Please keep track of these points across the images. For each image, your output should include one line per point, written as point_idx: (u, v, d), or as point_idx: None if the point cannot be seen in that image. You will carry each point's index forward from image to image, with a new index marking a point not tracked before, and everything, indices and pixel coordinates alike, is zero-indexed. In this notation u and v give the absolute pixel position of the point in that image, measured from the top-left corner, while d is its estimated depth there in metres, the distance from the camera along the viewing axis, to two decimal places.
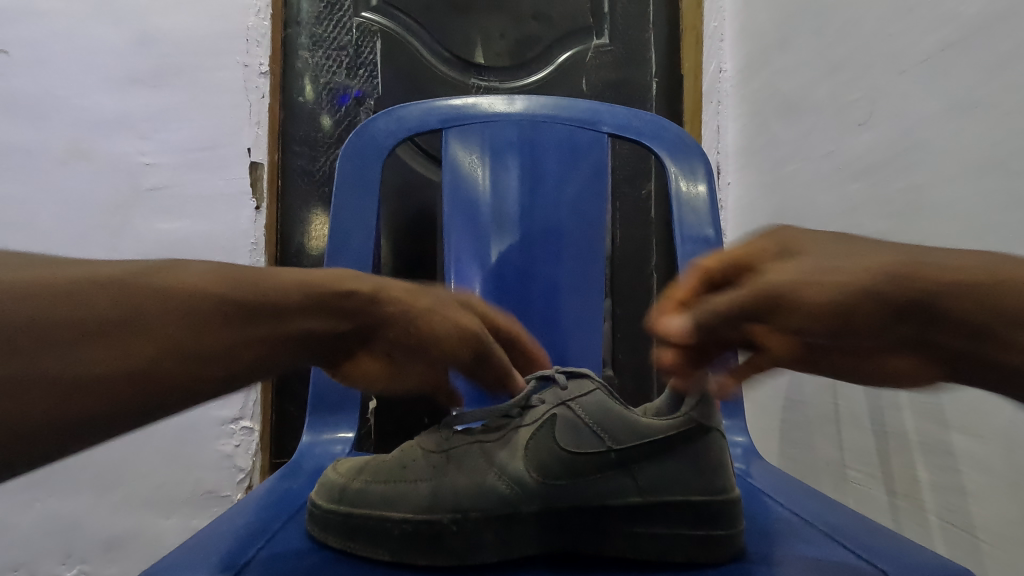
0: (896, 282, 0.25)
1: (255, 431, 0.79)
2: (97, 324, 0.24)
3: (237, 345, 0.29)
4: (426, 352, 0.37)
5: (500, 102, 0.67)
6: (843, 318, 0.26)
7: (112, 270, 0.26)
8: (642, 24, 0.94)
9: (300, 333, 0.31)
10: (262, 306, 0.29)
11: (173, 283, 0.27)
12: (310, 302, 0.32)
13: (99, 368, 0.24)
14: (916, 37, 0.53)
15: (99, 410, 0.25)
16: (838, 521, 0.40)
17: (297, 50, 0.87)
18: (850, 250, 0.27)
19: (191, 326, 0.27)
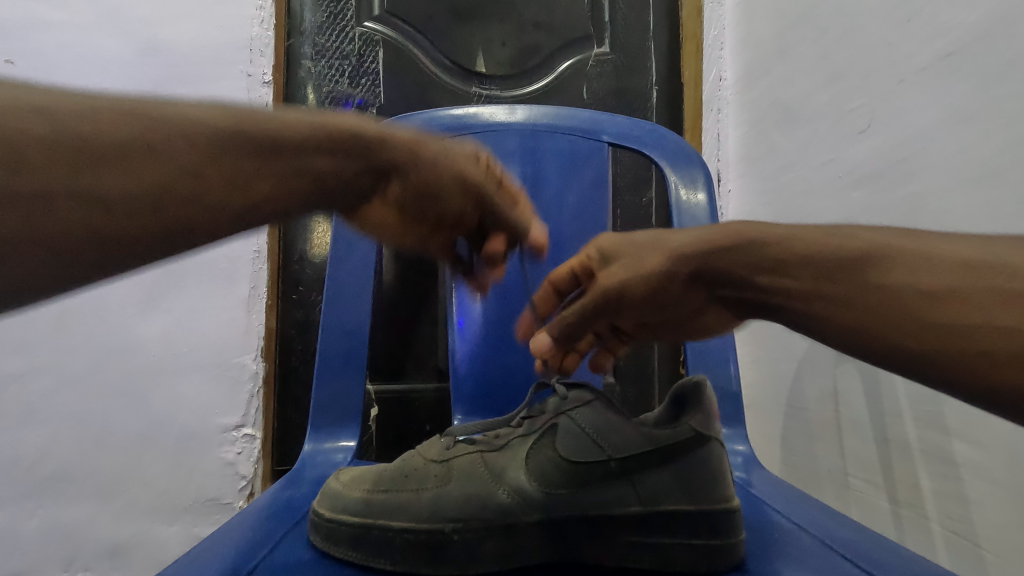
0: (688, 260, 0.34)
1: (258, 437, 0.80)
2: (95, 147, 0.22)
3: (249, 179, 0.27)
4: (438, 200, 0.41)
5: (501, 111, 0.68)
6: (656, 299, 0.37)
7: (102, 99, 0.24)
8: (642, 33, 0.95)
9: (311, 174, 0.30)
10: (272, 141, 0.28)
11: (165, 112, 0.25)
12: (320, 145, 0.31)
13: (114, 192, 0.23)
14: (914, 47, 0.53)
15: (115, 237, 0.23)
16: (837, 531, 0.41)
17: (300, 59, 0.88)
18: (657, 245, 0.36)
19: (199, 154, 0.25)
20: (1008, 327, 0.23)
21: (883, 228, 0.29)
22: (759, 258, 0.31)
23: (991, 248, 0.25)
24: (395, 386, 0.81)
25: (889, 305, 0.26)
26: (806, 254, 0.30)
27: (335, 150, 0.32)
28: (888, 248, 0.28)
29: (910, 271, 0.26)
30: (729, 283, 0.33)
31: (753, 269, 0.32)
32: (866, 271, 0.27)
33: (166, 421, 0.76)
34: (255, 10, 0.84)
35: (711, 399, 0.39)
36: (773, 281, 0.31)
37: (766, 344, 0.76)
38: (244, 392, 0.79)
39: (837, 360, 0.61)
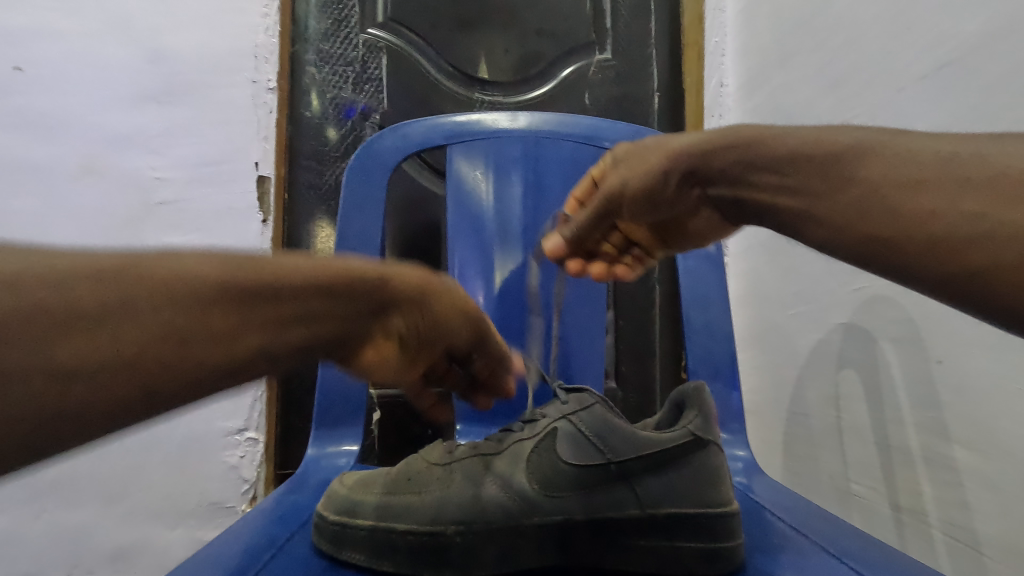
0: (680, 162, 0.40)
1: (261, 441, 0.80)
2: (19, 328, 0.16)
3: (212, 344, 0.20)
4: (437, 343, 0.32)
5: (504, 118, 0.68)
6: (651, 190, 0.42)
7: (39, 255, 0.18)
8: (643, 40, 0.96)
9: (288, 321, 0.22)
10: (245, 290, 0.21)
11: (144, 268, 0.19)
12: (320, 289, 0.24)
13: (28, 382, 0.16)
14: (914, 56, 0.54)
15: (56, 438, 0.17)
16: (838, 537, 0.41)
17: (304, 66, 0.89)
18: (655, 148, 0.42)
19: (168, 319, 0.19)
20: (978, 216, 0.23)
21: (869, 127, 0.29)
22: (760, 158, 0.33)
23: (966, 145, 0.25)
24: (398, 391, 0.81)
25: (867, 204, 0.27)
26: (797, 154, 0.31)
27: (350, 298, 0.25)
28: (871, 145, 0.28)
29: (890, 168, 0.27)
30: (724, 178, 0.37)
31: (754, 169, 0.34)
32: (847, 167, 0.28)
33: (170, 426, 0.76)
34: (261, 18, 0.86)
35: (710, 404, 0.40)
36: (769, 180, 0.33)
37: (767, 350, 0.76)
38: (248, 396, 0.80)
39: (838, 366, 0.61)
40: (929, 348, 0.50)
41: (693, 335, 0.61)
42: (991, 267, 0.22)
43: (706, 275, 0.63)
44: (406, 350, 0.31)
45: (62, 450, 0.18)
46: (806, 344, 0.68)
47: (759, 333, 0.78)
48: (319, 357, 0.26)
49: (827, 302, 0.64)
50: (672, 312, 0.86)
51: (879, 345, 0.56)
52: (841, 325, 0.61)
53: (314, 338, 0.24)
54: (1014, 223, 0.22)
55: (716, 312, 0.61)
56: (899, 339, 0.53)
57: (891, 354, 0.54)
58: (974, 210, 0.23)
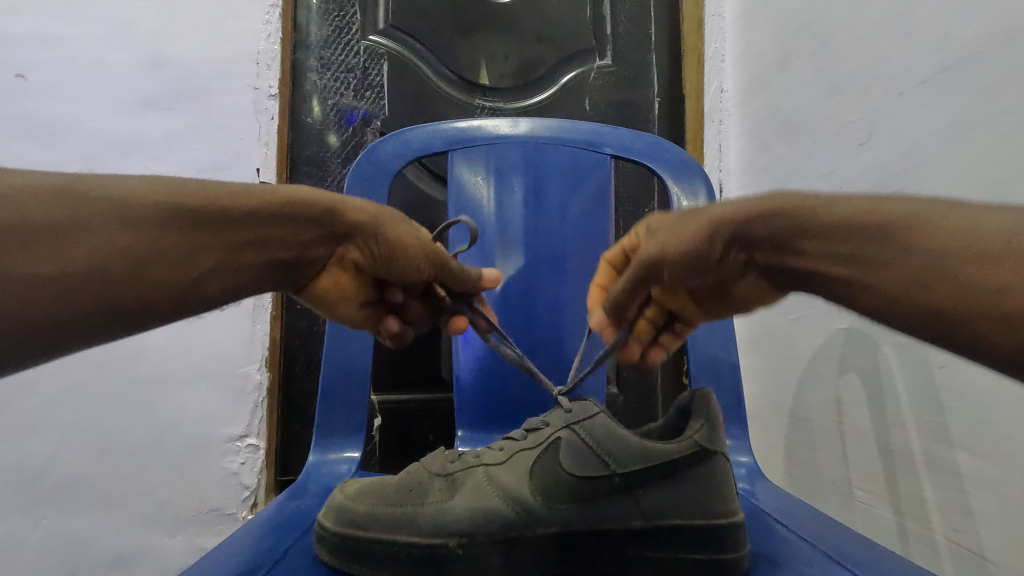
0: (721, 229, 0.39)
1: (261, 448, 0.81)
2: (33, 233, 0.26)
3: (185, 256, 0.33)
4: (392, 269, 0.46)
5: (505, 124, 0.69)
6: (698, 257, 0.40)
7: (32, 179, 0.27)
8: (643, 47, 0.97)
9: (243, 241, 0.37)
10: (219, 216, 0.35)
11: (105, 190, 0.30)
12: (263, 214, 0.38)
13: (51, 273, 0.26)
14: (912, 61, 0.54)
15: (71, 319, 0.28)
16: (843, 545, 0.40)
17: (306, 73, 0.90)
18: (691, 218, 0.40)
19: (127, 234, 0.30)
20: (1013, 287, 0.23)
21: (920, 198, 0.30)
22: (802, 225, 0.35)
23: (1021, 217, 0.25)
24: (398, 397, 0.81)
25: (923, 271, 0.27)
26: (839, 224, 0.33)
27: (289, 218, 0.40)
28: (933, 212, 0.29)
29: (935, 239, 0.27)
30: (771, 243, 0.37)
31: (797, 236, 0.36)
32: (903, 239, 0.29)
33: (171, 431, 0.76)
34: (263, 25, 0.86)
35: (715, 414, 0.39)
36: (815, 247, 0.35)
37: (768, 355, 0.76)
38: (248, 402, 0.80)
39: (840, 371, 0.61)
40: (931, 355, 0.50)
41: (695, 341, 0.61)
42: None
43: None
44: (361, 274, 0.48)
45: (82, 330, 0.29)
46: (808, 349, 0.67)
47: (760, 338, 0.79)
48: (264, 272, 0.40)
49: (828, 307, 0.64)
50: None
51: (881, 351, 0.55)
52: (843, 330, 0.61)
53: (263, 255, 0.39)
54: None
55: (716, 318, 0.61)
56: (901, 344, 0.53)
57: (892, 358, 0.54)
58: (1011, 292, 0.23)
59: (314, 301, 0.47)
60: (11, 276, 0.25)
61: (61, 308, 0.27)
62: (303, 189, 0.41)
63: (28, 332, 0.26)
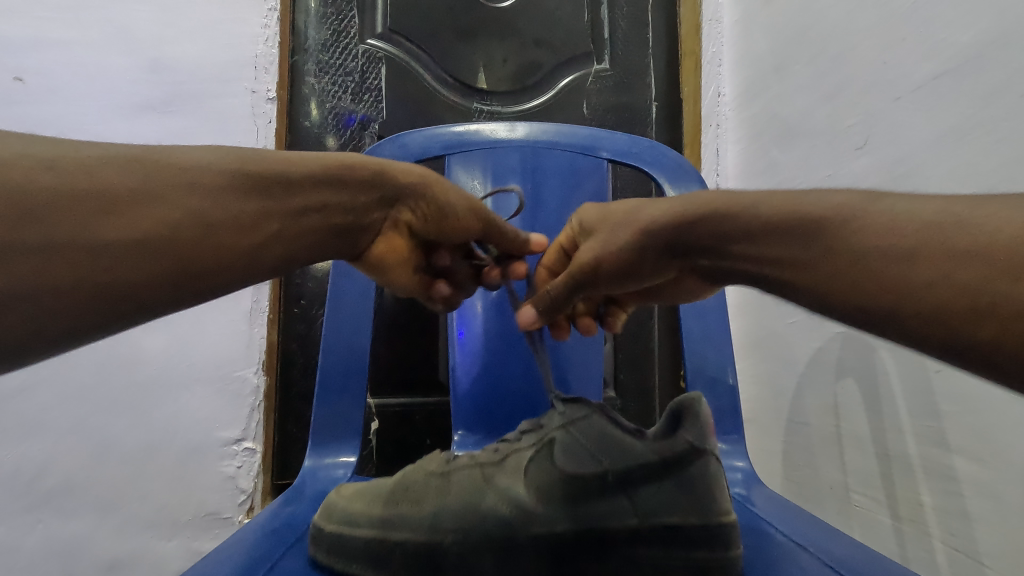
0: (653, 230, 0.40)
1: (258, 452, 0.81)
2: (112, 203, 0.28)
3: (250, 220, 0.34)
4: (440, 231, 0.48)
5: (502, 128, 0.69)
6: (630, 262, 0.43)
7: (106, 152, 0.29)
8: (641, 52, 0.97)
9: (300, 209, 0.38)
10: (278, 182, 0.36)
11: (173, 159, 0.31)
12: (316, 181, 0.39)
13: (128, 239, 0.28)
14: (909, 66, 0.54)
15: (148, 282, 0.29)
16: (841, 552, 0.40)
17: (304, 77, 0.90)
18: (629, 225, 0.42)
19: (197, 199, 0.31)
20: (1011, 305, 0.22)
21: (846, 190, 0.31)
22: (729, 229, 0.36)
23: (950, 208, 0.26)
24: (396, 400, 0.81)
25: (856, 267, 0.28)
26: (766, 224, 0.34)
27: (339, 184, 0.41)
28: (856, 205, 0.30)
29: (865, 235, 0.28)
30: (700, 250, 0.39)
31: (725, 239, 0.36)
32: (835, 236, 0.30)
33: (167, 434, 0.76)
34: (261, 29, 0.87)
35: (706, 413, 0.40)
36: (747, 251, 0.35)
37: (765, 359, 0.76)
38: (246, 406, 0.81)
39: (837, 375, 0.61)
40: (927, 358, 0.50)
41: (692, 345, 0.61)
42: (976, 332, 0.23)
43: None
44: (413, 238, 0.49)
45: (163, 293, 0.30)
46: (805, 353, 0.68)
47: (757, 342, 0.79)
48: (321, 239, 0.40)
49: (825, 311, 0.64)
50: (670, 320, 0.86)
51: (878, 354, 0.55)
52: (839, 333, 0.61)
53: (320, 222, 0.40)
54: (996, 294, 0.22)
55: (713, 322, 0.61)
56: (898, 348, 0.53)
57: (889, 362, 0.54)
58: (952, 285, 0.24)
59: (370, 268, 0.48)
60: (89, 241, 0.27)
61: (141, 270, 0.29)
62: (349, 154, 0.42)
63: (110, 293, 0.28)
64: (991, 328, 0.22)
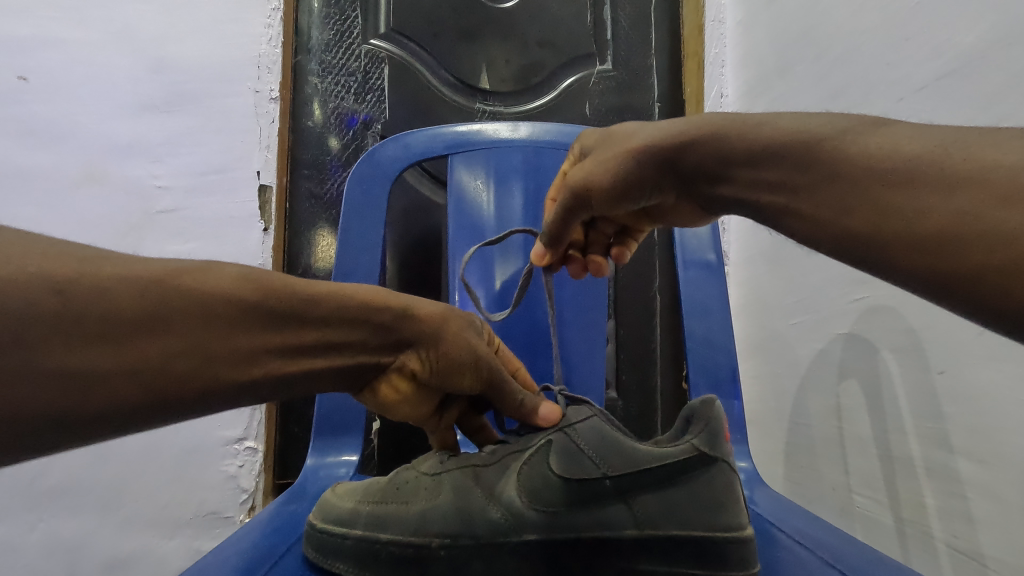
0: (650, 153, 0.41)
1: (259, 450, 0.81)
2: (110, 327, 0.27)
3: (246, 355, 0.32)
4: (448, 387, 0.43)
5: (505, 128, 0.69)
6: (625, 185, 0.44)
7: (136, 266, 0.28)
8: (644, 52, 0.97)
9: (308, 342, 0.35)
10: (291, 314, 0.34)
11: (197, 287, 0.30)
12: (340, 314, 0.37)
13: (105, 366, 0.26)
14: (913, 66, 0.54)
15: (112, 412, 0.27)
16: (843, 551, 0.40)
17: (307, 76, 0.90)
18: (621, 146, 0.44)
19: (193, 336, 0.29)
20: (1014, 238, 0.21)
21: (858, 115, 0.31)
22: (730, 151, 0.37)
23: (955, 139, 0.26)
24: None
25: (852, 197, 0.28)
26: (769, 143, 0.34)
27: (365, 324, 0.38)
28: (863, 131, 0.29)
29: (867, 159, 0.28)
30: (699, 174, 0.40)
31: (720, 162, 0.37)
32: (835, 160, 0.30)
33: (169, 434, 0.76)
34: (264, 28, 0.87)
35: (718, 419, 0.39)
36: (744, 173, 0.36)
37: (767, 360, 0.76)
38: (248, 405, 0.81)
39: (840, 376, 0.61)
40: (930, 360, 0.50)
41: (694, 346, 0.61)
42: (964, 261, 0.23)
43: (707, 285, 0.63)
44: (417, 385, 0.43)
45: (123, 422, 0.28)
46: (808, 354, 0.67)
47: (759, 343, 0.79)
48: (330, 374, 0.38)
49: (827, 311, 0.64)
50: (673, 321, 0.86)
51: (880, 356, 0.55)
52: (842, 334, 0.61)
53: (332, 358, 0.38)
54: (993, 219, 0.22)
55: (716, 323, 0.61)
56: (900, 349, 0.53)
57: (893, 364, 0.54)
58: (947, 213, 0.24)
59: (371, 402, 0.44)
60: (66, 370, 0.25)
61: (102, 398, 0.27)
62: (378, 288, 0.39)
63: (67, 421, 0.26)
64: (977, 255, 0.22)
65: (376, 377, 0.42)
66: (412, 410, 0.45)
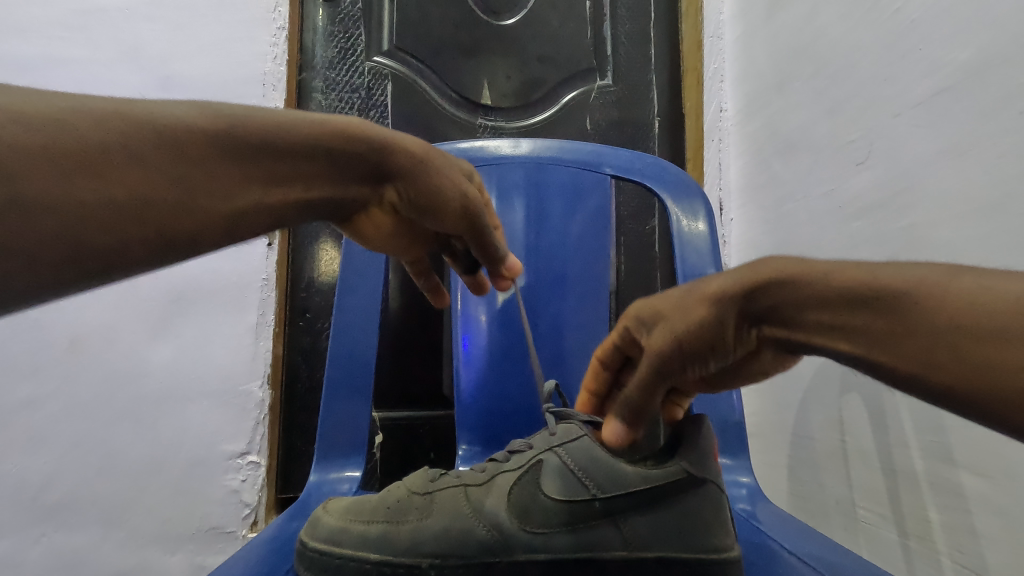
0: (737, 295, 0.34)
1: (263, 465, 0.80)
2: (85, 158, 0.26)
3: (230, 184, 0.32)
4: (427, 220, 0.45)
5: (507, 144, 0.70)
6: (711, 342, 0.35)
7: (82, 105, 0.27)
8: (644, 67, 0.98)
9: (285, 173, 0.35)
10: (262, 143, 0.33)
11: (149, 117, 0.29)
12: (305, 147, 0.36)
13: (95, 197, 0.26)
14: (909, 82, 0.55)
15: (114, 248, 0.27)
16: (843, 566, 0.41)
17: (311, 93, 0.92)
18: (694, 292, 0.36)
19: (172, 163, 0.29)
20: None
21: (933, 264, 0.28)
22: (811, 298, 0.32)
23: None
24: (401, 414, 0.81)
25: (932, 353, 0.26)
26: (839, 295, 0.30)
27: (333, 158, 0.38)
28: (940, 283, 0.26)
29: (949, 315, 0.25)
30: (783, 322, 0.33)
31: (814, 308, 0.31)
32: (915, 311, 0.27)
33: (171, 448, 0.76)
34: (269, 46, 0.87)
35: (708, 443, 0.39)
36: (825, 322, 0.31)
37: (769, 373, 0.76)
38: (250, 419, 0.80)
39: (842, 390, 0.61)
40: None
41: None
42: None
43: None
44: (399, 218, 0.45)
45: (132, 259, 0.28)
46: (810, 367, 0.67)
47: None
48: (309, 209, 0.38)
49: None
50: None
51: None
52: None
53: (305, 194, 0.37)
54: None
55: None
56: None
57: None
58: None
59: (352, 235, 0.46)
60: (54, 200, 0.25)
61: (103, 231, 0.26)
62: (355, 119, 0.39)
63: (76, 258, 0.26)
64: None
65: (358, 211, 0.43)
66: (393, 244, 0.47)
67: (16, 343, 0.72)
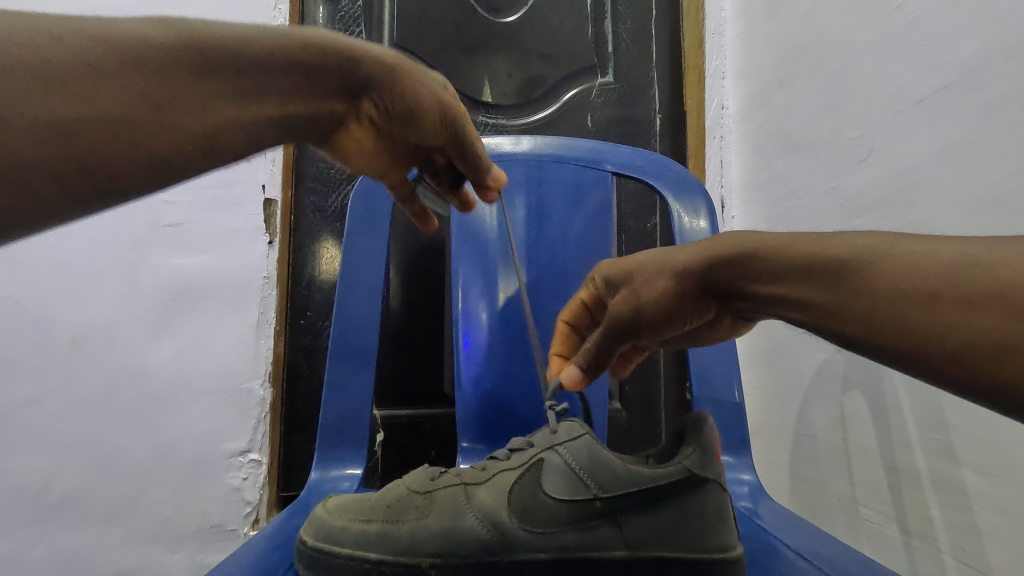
0: (699, 265, 0.37)
1: (264, 463, 0.81)
2: (53, 72, 0.24)
3: (207, 100, 0.31)
4: (408, 134, 0.47)
5: (508, 142, 0.70)
6: (668, 310, 0.39)
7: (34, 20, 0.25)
8: (645, 64, 0.98)
9: (258, 88, 0.35)
10: (229, 58, 0.32)
11: (109, 28, 0.27)
12: (274, 61, 0.35)
13: (69, 112, 0.25)
14: (913, 77, 0.54)
15: (107, 162, 0.27)
16: (845, 564, 0.40)
17: None
18: (659, 268, 0.39)
19: (141, 76, 0.28)
20: None
21: (871, 231, 0.30)
22: (762, 268, 0.34)
23: (968, 250, 0.25)
24: (402, 412, 0.81)
25: (873, 313, 0.28)
26: (793, 266, 0.32)
27: (306, 70, 0.38)
28: (879, 249, 0.28)
29: (892, 276, 0.27)
30: (736, 295, 0.36)
31: (768, 279, 0.34)
32: (856, 274, 0.29)
33: (173, 447, 0.76)
34: None
35: (709, 442, 0.39)
36: (772, 291, 0.34)
37: (771, 371, 0.76)
38: (252, 416, 0.80)
39: (844, 388, 0.61)
40: None
41: (697, 358, 0.61)
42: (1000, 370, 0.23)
43: None
44: (380, 134, 0.46)
45: (123, 177, 0.28)
46: (812, 364, 0.67)
47: (762, 354, 0.79)
48: (286, 126, 0.39)
49: None
50: None
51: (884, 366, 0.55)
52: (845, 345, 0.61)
53: (278, 109, 0.37)
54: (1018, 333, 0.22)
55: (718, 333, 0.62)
56: None
57: (897, 375, 0.54)
58: (973, 331, 0.24)
59: (336, 155, 0.47)
60: (41, 119, 0.24)
61: (85, 146, 0.26)
62: (325, 31, 0.39)
63: (70, 172, 0.25)
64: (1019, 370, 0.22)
65: (339, 130, 0.45)
66: (377, 162, 0.49)
67: (17, 343, 0.71)
